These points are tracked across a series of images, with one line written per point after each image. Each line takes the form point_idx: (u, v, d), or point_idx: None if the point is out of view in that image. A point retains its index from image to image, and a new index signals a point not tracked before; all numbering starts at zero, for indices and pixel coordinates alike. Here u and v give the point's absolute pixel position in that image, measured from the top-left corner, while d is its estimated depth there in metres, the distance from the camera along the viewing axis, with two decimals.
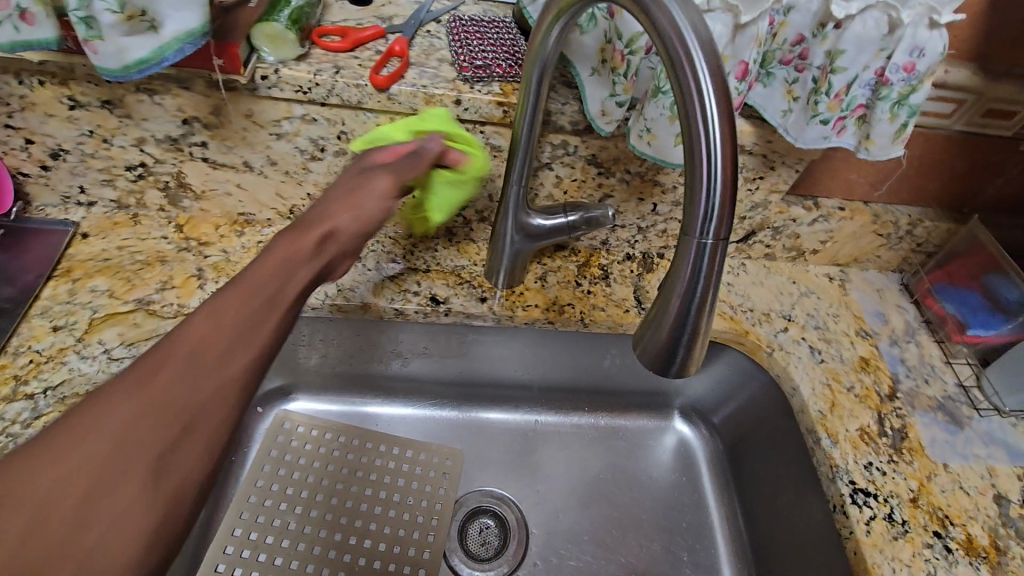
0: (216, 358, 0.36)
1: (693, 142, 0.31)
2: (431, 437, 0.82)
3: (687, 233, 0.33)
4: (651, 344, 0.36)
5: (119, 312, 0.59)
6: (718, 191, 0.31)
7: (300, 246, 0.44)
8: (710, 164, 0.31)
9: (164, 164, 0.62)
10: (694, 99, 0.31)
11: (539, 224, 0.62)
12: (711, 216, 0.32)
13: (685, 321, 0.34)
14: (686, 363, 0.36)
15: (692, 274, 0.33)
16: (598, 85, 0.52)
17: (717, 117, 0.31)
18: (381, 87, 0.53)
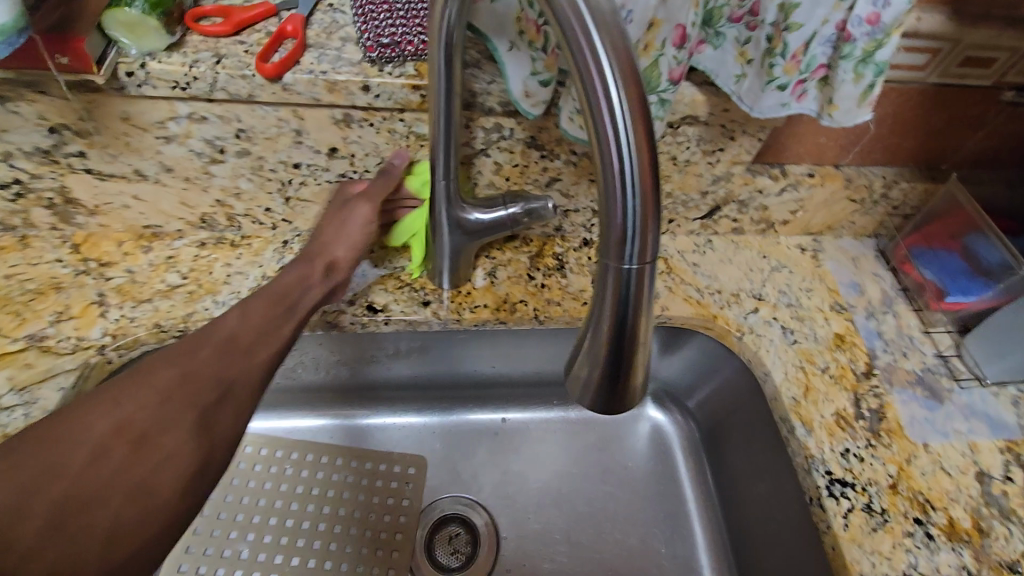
0: (144, 435, 0.40)
1: (602, 147, 0.26)
2: (391, 446, 0.76)
3: (607, 256, 0.28)
4: (583, 379, 0.32)
5: (8, 352, 0.52)
6: (637, 206, 0.26)
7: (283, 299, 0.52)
8: (623, 174, 0.25)
9: (42, 179, 0.54)
10: (597, 94, 0.25)
11: (477, 219, 0.55)
12: (631, 238, 0.27)
13: (615, 356, 0.30)
14: (625, 397, 0.32)
15: (618, 306, 0.28)
16: (519, 62, 0.46)
17: (627, 113, 0.25)
18: (271, 76, 0.46)
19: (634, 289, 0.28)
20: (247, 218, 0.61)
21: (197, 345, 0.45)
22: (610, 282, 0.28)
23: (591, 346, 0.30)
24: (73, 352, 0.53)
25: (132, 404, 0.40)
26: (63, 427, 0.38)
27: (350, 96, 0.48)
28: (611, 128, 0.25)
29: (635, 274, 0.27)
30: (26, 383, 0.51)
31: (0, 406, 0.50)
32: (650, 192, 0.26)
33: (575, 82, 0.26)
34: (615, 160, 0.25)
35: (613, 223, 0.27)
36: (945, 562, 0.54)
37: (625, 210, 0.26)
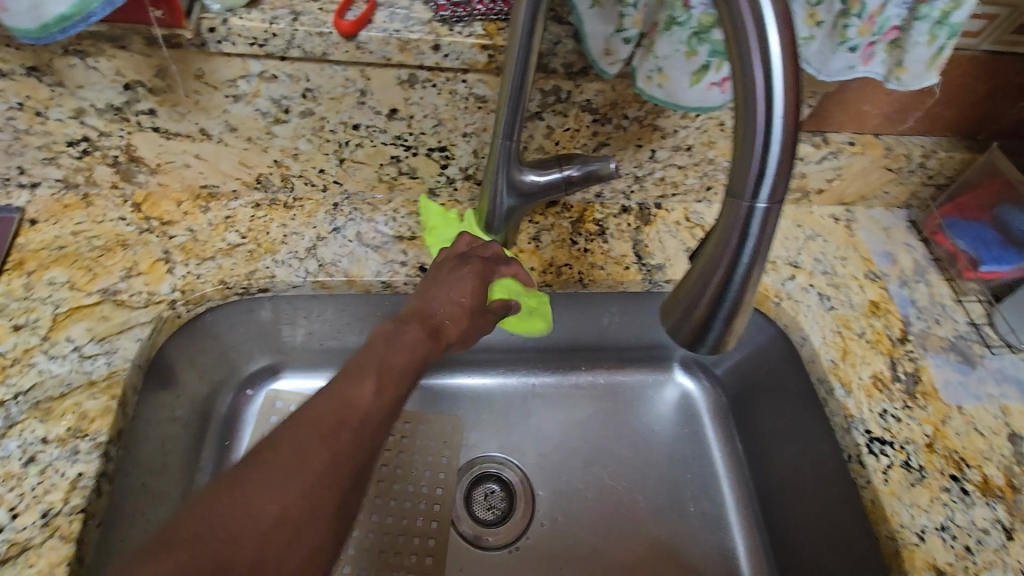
0: (281, 549, 0.32)
1: (749, 88, 0.28)
2: (430, 407, 0.78)
3: (735, 195, 0.30)
4: (685, 320, 0.35)
5: (83, 305, 0.54)
6: (776, 147, 0.29)
7: (416, 337, 0.47)
8: (769, 114, 0.28)
9: (111, 137, 0.55)
10: (754, 37, 0.27)
11: (532, 180, 0.56)
12: (765, 178, 0.29)
13: (729, 297, 0.32)
14: (724, 340, 0.35)
15: (737, 243, 0.31)
16: (598, 19, 0.46)
17: (782, 57, 0.27)
18: (347, 34, 0.47)
19: (760, 229, 0.31)
20: (300, 180, 0.62)
21: (346, 417, 0.38)
22: (737, 221, 0.31)
23: (700, 286, 0.33)
24: (145, 305, 0.55)
25: (293, 488, 0.34)
26: (249, 496, 0.33)
27: (419, 55, 0.49)
28: (762, 69, 0.28)
29: (764, 214, 0.30)
30: (104, 334, 0.53)
31: (83, 355, 0.52)
32: (789, 136, 0.29)
33: (725, 27, 0.28)
34: (762, 100, 0.28)
35: (750, 161, 0.29)
36: (980, 516, 0.56)
37: (763, 151, 0.29)
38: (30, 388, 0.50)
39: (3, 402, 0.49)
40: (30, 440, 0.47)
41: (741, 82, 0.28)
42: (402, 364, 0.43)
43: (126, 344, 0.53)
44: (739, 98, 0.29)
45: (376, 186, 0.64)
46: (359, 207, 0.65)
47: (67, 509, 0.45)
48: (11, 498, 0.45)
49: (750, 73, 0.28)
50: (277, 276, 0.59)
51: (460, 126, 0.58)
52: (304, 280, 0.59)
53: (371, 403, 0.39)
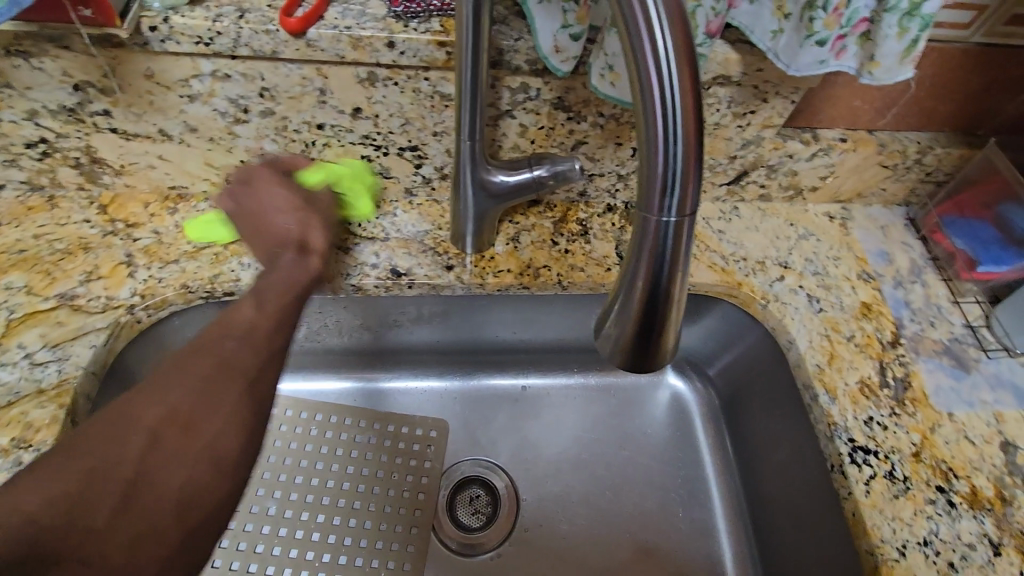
0: (198, 415, 0.35)
1: (647, 99, 0.27)
2: (411, 410, 0.77)
3: (645, 210, 0.30)
4: (615, 333, 0.34)
5: (40, 311, 0.53)
6: (679, 158, 0.28)
7: (305, 265, 0.49)
8: (667, 125, 0.27)
9: (68, 138, 0.54)
10: (645, 46, 0.26)
11: (501, 181, 0.54)
12: (672, 189, 0.28)
13: (651, 310, 0.32)
14: (656, 351, 0.34)
15: (655, 256, 0.30)
16: (547, 15, 0.44)
17: (675, 65, 0.26)
18: (295, 32, 0.45)
19: (674, 241, 0.30)
20: None
21: (221, 332, 0.40)
22: (650, 235, 0.30)
23: (624, 300, 0.33)
24: (104, 310, 0.54)
25: (173, 392, 0.36)
26: (155, 394, 0.35)
27: (375, 53, 0.47)
28: (657, 79, 0.27)
29: (675, 226, 0.29)
30: (58, 341, 0.52)
31: (34, 361, 0.51)
32: (693, 147, 0.28)
33: (622, 35, 0.27)
34: (659, 112, 0.27)
35: (654, 175, 0.28)
36: (966, 530, 0.54)
37: (666, 164, 0.28)
38: None
39: None
40: None
41: (639, 94, 0.27)
42: (286, 284, 0.46)
43: (80, 351, 0.52)
44: (638, 110, 0.28)
45: None
46: None
47: None
48: None
49: (645, 83, 0.27)
50: (243, 280, 0.57)
51: (429, 125, 0.56)
52: None
53: (265, 320, 0.43)
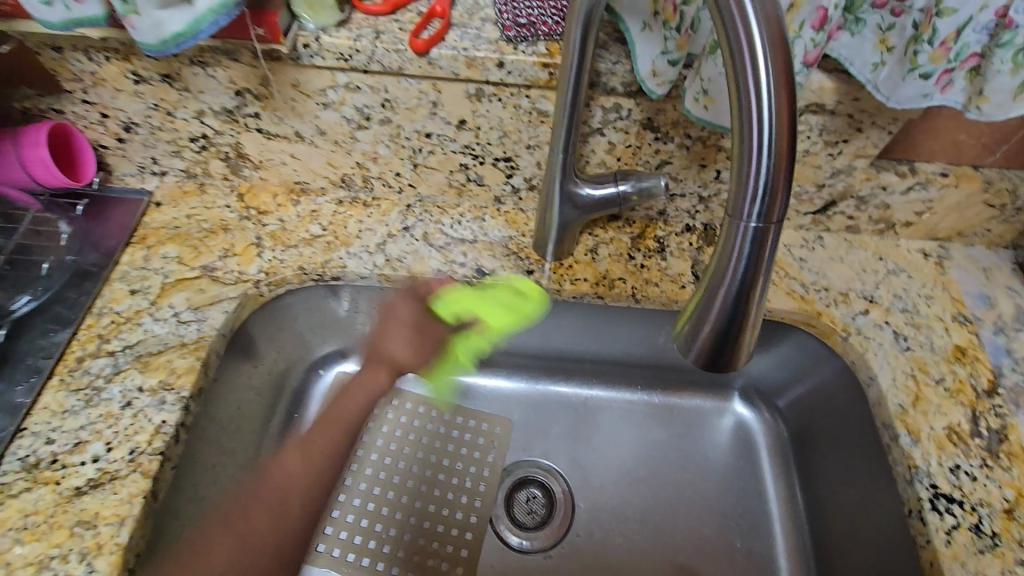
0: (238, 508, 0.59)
1: (744, 114, 0.30)
2: (482, 406, 0.81)
3: (734, 216, 0.32)
4: (693, 334, 0.36)
5: (186, 278, 0.63)
6: (770, 169, 0.30)
7: (374, 379, 0.67)
8: (761, 137, 0.30)
9: (223, 135, 0.64)
10: (746, 65, 0.29)
11: (588, 194, 0.58)
12: (760, 197, 0.31)
13: (732, 313, 0.34)
14: (733, 354, 0.36)
15: (739, 261, 0.33)
16: (648, 42, 0.48)
17: (772, 83, 0.29)
18: (420, 51, 0.52)
19: (758, 246, 0.32)
20: (379, 181, 0.68)
21: (271, 489, 0.61)
22: (737, 240, 0.32)
23: (705, 303, 0.35)
24: (236, 283, 0.63)
25: (239, 530, 0.57)
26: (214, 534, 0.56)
27: (485, 71, 0.53)
28: (754, 95, 0.29)
29: (762, 232, 0.32)
30: (200, 304, 0.61)
31: (180, 320, 0.60)
32: (784, 159, 0.30)
33: (724, 52, 0.30)
34: (754, 123, 0.29)
35: (746, 182, 0.31)
36: None
37: (756, 173, 0.30)
38: (136, 343, 0.58)
39: (114, 352, 0.58)
40: (130, 388, 0.56)
41: (736, 107, 0.30)
42: (321, 444, 0.65)
43: (215, 315, 0.61)
44: (736, 123, 0.31)
45: (446, 191, 0.69)
46: (429, 209, 0.69)
47: (151, 450, 0.52)
48: (108, 435, 0.53)
49: (744, 98, 0.30)
50: (348, 267, 0.65)
51: (524, 139, 0.61)
52: (372, 272, 0.65)
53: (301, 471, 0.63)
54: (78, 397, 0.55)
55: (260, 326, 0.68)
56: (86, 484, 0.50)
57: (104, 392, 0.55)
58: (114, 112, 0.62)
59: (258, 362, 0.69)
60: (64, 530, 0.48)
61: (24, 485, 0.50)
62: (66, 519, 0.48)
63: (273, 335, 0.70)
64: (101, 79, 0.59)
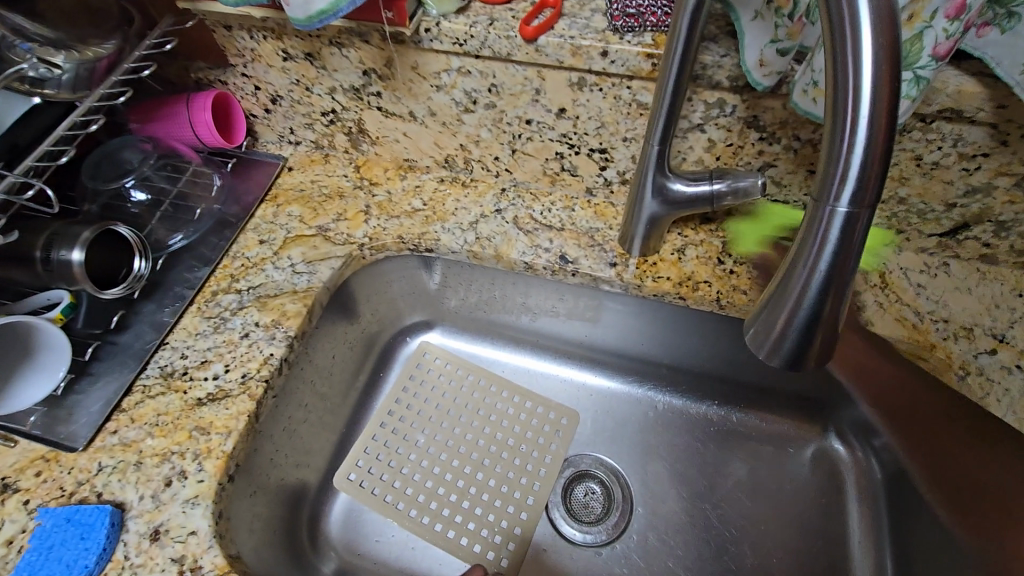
0: None
1: (839, 92, 0.28)
2: (550, 394, 0.84)
3: (820, 200, 0.31)
4: (766, 326, 0.35)
5: (304, 235, 0.71)
6: (863, 150, 0.29)
7: None
8: (856, 116, 0.28)
9: (349, 111, 0.71)
10: (846, 40, 0.28)
11: (679, 189, 0.57)
12: (850, 180, 0.29)
13: (811, 304, 0.33)
14: (808, 349, 0.35)
15: (821, 250, 0.31)
16: (758, 32, 0.46)
17: (873, 59, 0.27)
18: (529, 38, 0.54)
19: (844, 234, 0.31)
20: (479, 164, 0.72)
21: None
22: (822, 227, 0.31)
23: (782, 294, 0.34)
24: (344, 244, 0.70)
25: None
26: None
27: (589, 60, 0.54)
28: (852, 72, 0.28)
29: (851, 220, 0.30)
30: (313, 258, 0.69)
31: (295, 270, 0.68)
32: (881, 138, 0.28)
33: (822, 24, 0.29)
34: (849, 96, 0.28)
35: (835, 162, 0.29)
36: None
37: (847, 153, 0.29)
38: (258, 285, 0.67)
39: (241, 291, 0.66)
40: (249, 322, 0.64)
41: (831, 81, 0.29)
42: None
43: (324, 269, 0.68)
44: (831, 101, 0.29)
45: (540, 179, 0.71)
46: (522, 194, 0.72)
47: (259, 376, 0.60)
48: (227, 358, 0.61)
49: (840, 72, 0.28)
50: (442, 241, 0.70)
51: (621, 131, 0.62)
52: (462, 248, 0.69)
53: None
54: (209, 323, 0.64)
55: (361, 283, 0.74)
56: (206, 396, 0.59)
57: (227, 322, 0.64)
58: (264, 85, 0.71)
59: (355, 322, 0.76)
60: (185, 431, 0.57)
61: (160, 389, 0.59)
62: (187, 422, 0.57)
63: (370, 296, 0.77)
64: (257, 56, 0.68)
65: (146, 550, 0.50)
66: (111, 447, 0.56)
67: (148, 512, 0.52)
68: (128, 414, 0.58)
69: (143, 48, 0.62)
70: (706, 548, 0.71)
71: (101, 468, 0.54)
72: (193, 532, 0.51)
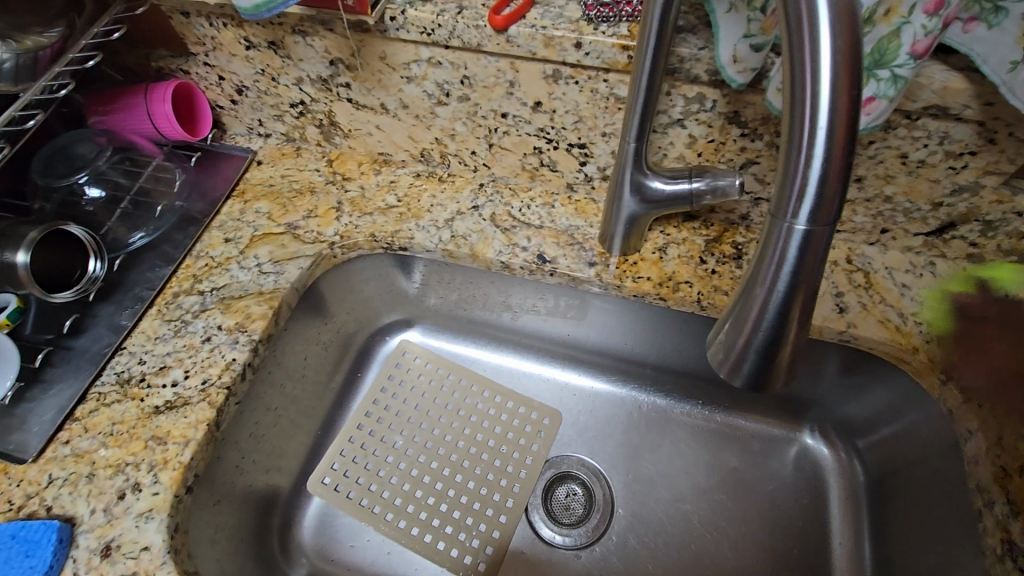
0: None
1: (796, 103, 0.27)
2: (533, 394, 0.82)
3: (778, 214, 0.29)
4: (728, 342, 0.34)
5: (273, 232, 0.68)
6: (820, 164, 0.27)
7: None
8: (814, 127, 0.26)
9: (318, 102, 0.68)
10: (805, 45, 0.26)
11: (656, 187, 0.55)
12: (808, 197, 0.28)
13: (770, 322, 0.31)
14: (771, 368, 0.33)
15: (780, 268, 0.30)
16: (733, 25, 0.44)
17: (832, 66, 0.25)
18: (499, 28, 0.51)
19: (802, 251, 0.29)
20: (456, 158, 0.70)
21: None
22: (780, 243, 0.29)
23: (743, 311, 0.33)
24: (314, 242, 0.67)
25: None
26: None
27: (563, 52, 0.51)
28: (809, 81, 0.26)
29: (811, 237, 0.29)
30: (281, 258, 0.66)
31: (261, 270, 0.65)
32: (840, 153, 0.27)
33: (782, 28, 0.27)
34: (806, 105, 0.26)
35: (793, 176, 0.28)
36: None
37: (805, 167, 0.27)
38: (222, 286, 0.64)
39: (204, 292, 0.63)
40: (212, 325, 0.61)
41: (788, 89, 0.27)
42: None
43: (292, 269, 0.65)
44: (788, 109, 0.27)
45: (519, 174, 0.69)
46: (501, 190, 0.70)
47: (219, 383, 0.57)
48: (188, 363, 0.58)
49: (798, 79, 0.26)
50: (415, 239, 0.67)
51: (600, 125, 0.59)
52: (437, 246, 0.66)
53: None
54: (169, 327, 0.61)
55: (333, 282, 0.72)
56: (163, 404, 0.56)
57: (189, 325, 0.61)
58: (228, 75, 0.68)
59: (328, 323, 0.74)
60: (141, 441, 0.54)
61: (116, 396, 0.57)
62: (143, 431, 0.54)
63: (342, 296, 0.74)
64: (218, 44, 0.64)
65: (96, 566, 0.48)
66: (63, 458, 0.53)
67: (100, 527, 0.49)
68: (82, 423, 0.55)
69: (90, 35, 0.58)
70: (682, 551, 0.70)
71: (52, 480, 0.52)
72: (146, 548, 0.48)
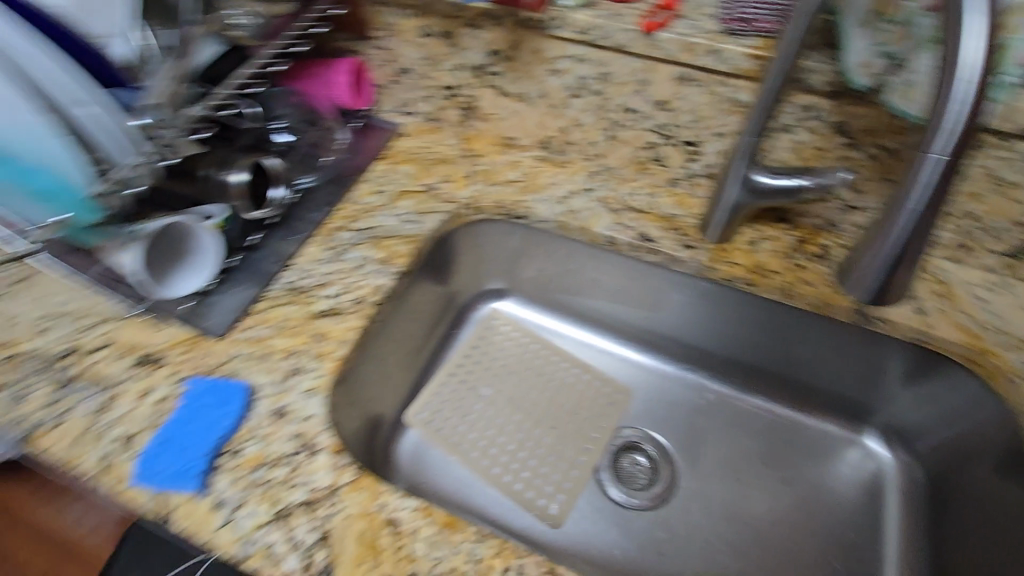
0: None
1: (951, 70, 0.45)
2: (607, 370, 0.89)
3: (925, 151, 0.48)
4: (867, 260, 0.57)
5: (415, 190, 0.80)
6: (962, 111, 0.45)
7: None
8: (963, 83, 0.44)
9: (468, 87, 0.81)
10: (958, 29, 0.44)
11: (762, 181, 0.63)
12: (951, 133, 0.46)
13: (900, 238, 0.53)
14: (892, 278, 0.57)
15: (918, 197, 0.50)
16: (863, 36, 0.58)
17: (979, 46, 0.43)
18: (648, 31, 0.66)
19: (936, 177, 0.49)
20: (575, 147, 0.80)
21: None
22: (921, 170, 0.49)
23: (883, 237, 0.54)
24: (449, 202, 0.78)
25: None
26: None
27: None
28: (962, 54, 0.44)
29: (943, 164, 0.48)
30: (422, 210, 0.77)
31: (405, 218, 0.76)
32: (976, 101, 0.45)
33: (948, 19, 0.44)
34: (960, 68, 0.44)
35: (945, 117, 0.46)
36: None
37: (954, 112, 0.45)
38: (371, 227, 0.76)
39: (357, 231, 0.75)
40: (364, 256, 0.72)
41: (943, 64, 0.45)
42: None
43: (431, 221, 0.76)
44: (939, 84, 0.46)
45: (628, 166, 0.78)
46: (611, 178, 0.78)
47: (371, 299, 0.68)
48: (343, 283, 0.69)
49: (958, 49, 0.44)
50: (535, 210, 0.77)
51: (714, 125, 0.72)
52: (552, 219, 0.76)
53: None
54: (329, 253, 0.73)
55: (459, 241, 0.82)
56: (325, 310, 0.67)
57: (346, 253, 0.73)
58: (398, 58, 0.83)
59: (442, 280, 0.84)
60: (306, 335, 0.65)
61: (286, 299, 0.68)
62: (307, 329, 0.65)
63: (463, 256, 0.85)
64: (400, 31, 0.79)
65: (272, 422, 0.58)
66: (243, 340, 0.64)
67: (275, 394, 0.60)
68: (259, 316, 0.66)
69: (308, 11, 0.70)
70: (741, 528, 0.75)
71: (235, 355, 0.63)
72: (310, 416, 0.58)
